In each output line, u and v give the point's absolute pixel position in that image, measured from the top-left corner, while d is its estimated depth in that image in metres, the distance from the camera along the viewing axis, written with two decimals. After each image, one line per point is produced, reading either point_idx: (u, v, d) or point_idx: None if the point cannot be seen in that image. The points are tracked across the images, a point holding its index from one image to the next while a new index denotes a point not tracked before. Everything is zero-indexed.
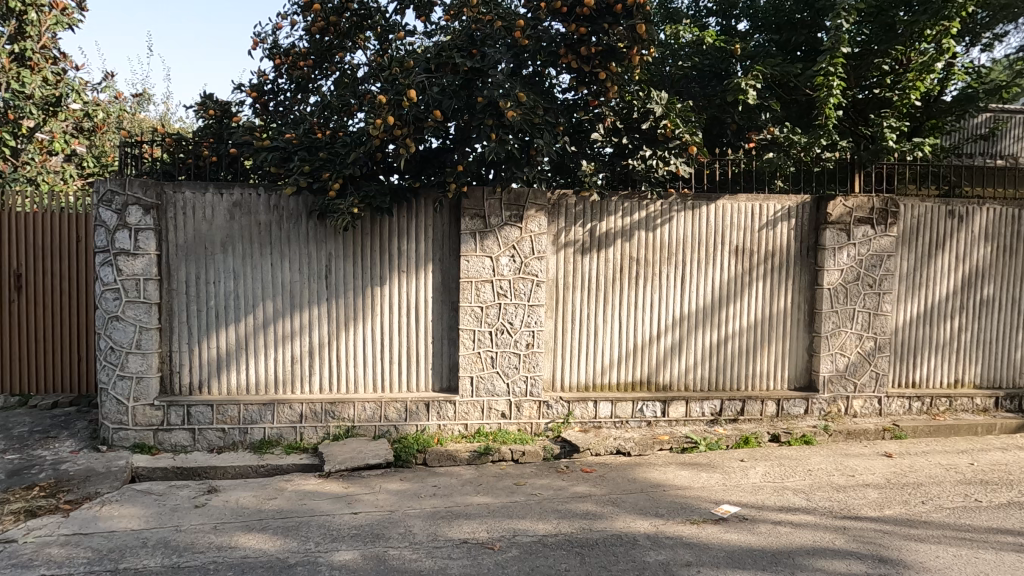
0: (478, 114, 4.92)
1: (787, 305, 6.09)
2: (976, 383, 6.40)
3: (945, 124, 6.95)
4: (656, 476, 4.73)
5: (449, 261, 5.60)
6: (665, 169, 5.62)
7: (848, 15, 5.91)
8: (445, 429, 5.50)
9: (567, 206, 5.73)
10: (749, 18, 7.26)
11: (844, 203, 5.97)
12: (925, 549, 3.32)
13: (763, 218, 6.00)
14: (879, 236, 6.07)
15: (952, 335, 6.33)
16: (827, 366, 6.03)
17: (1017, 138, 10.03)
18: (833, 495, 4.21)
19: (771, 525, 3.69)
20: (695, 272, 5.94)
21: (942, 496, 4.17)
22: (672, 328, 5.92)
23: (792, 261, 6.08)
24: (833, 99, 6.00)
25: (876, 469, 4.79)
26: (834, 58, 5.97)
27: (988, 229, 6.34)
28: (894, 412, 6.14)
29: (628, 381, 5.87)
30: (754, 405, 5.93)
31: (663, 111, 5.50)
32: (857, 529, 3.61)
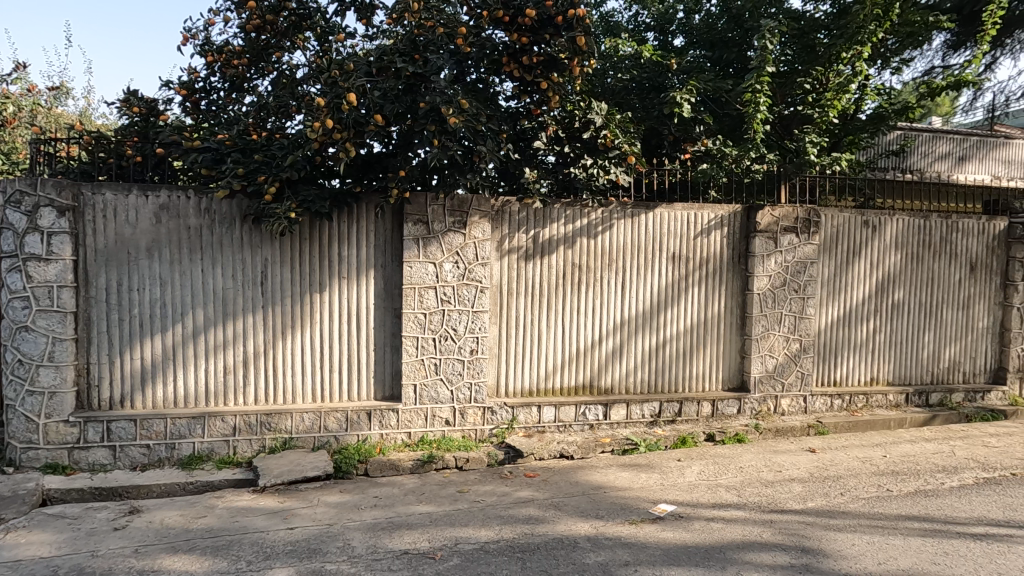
0: (421, 119, 4.90)
1: (720, 309, 6.37)
2: (889, 381, 6.90)
3: (861, 140, 7.45)
4: (597, 478, 4.82)
5: (391, 267, 5.52)
6: (605, 177, 5.77)
7: (772, 37, 6.30)
8: (387, 438, 5.40)
9: (511, 213, 5.77)
10: (685, 35, 7.65)
11: (772, 213, 6.32)
12: (842, 538, 3.54)
13: (698, 226, 6.26)
14: (803, 244, 6.46)
15: (869, 336, 6.81)
16: (758, 367, 6.34)
17: (925, 154, 10.94)
18: (762, 490, 4.42)
19: (704, 522, 3.84)
20: (635, 278, 6.11)
21: (858, 487, 4.46)
22: (614, 333, 6.07)
23: (725, 267, 6.37)
24: (760, 115, 6.32)
25: (801, 464, 5.08)
26: (761, 76, 6.33)
27: (899, 238, 6.86)
28: (818, 409, 6.54)
29: (571, 386, 5.97)
30: (691, 406, 6.15)
31: (603, 121, 5.63)
32: (783, 522, 3.80)
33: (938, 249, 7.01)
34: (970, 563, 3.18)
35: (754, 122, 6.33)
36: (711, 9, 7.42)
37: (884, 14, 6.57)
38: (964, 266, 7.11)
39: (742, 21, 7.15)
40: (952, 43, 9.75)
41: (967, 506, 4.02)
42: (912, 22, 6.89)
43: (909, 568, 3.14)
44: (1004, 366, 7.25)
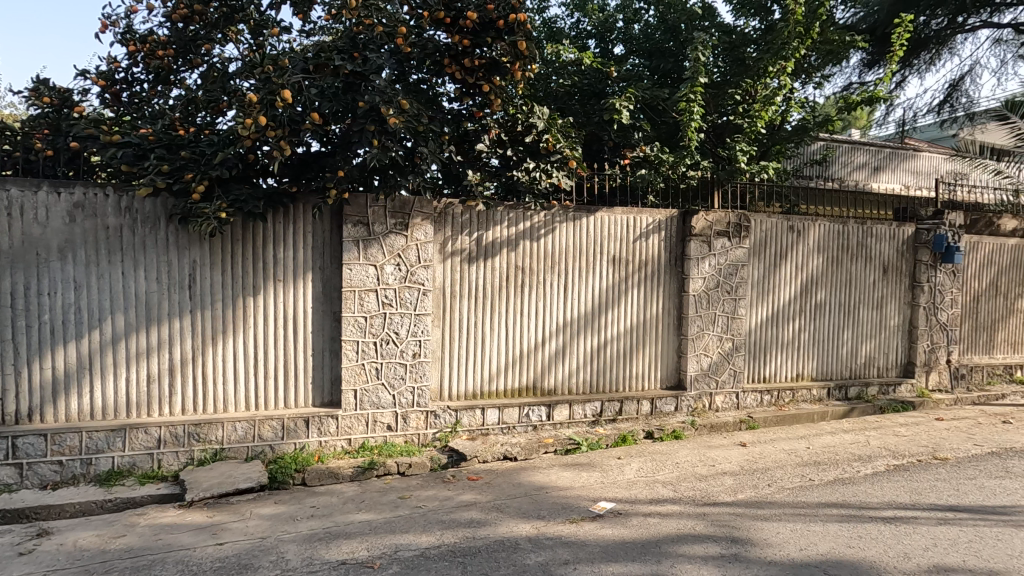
0: (360, 119, 4.79)
1: (658, 311, 6.58)
2: (813, 376, 7.34)
3: (788, 149, 7.89)
4: (540, 478, 4.87)
5: (330, 269, 5.37)
6: (547, 181, 5.88)
7: (704, 50, 6.61)
8: (326, 445, 5.25)
9: (453, 215, 5.74)
10: (624, 43, 7.82)
11: (705, 217, 6.59)
12: (768, 527, 3.73)
13: (637, 230, 6.44)
14: (734, 247, 6.77)
15: (795, 334, 7.21)
16: (693, 366, 6.59)
17: (844, 164, 11.70)
18: (696, 485, 4.60)
19: (641, 517, 3.95)
20: (577, 281, 6.22)
21: (784, 478, 4.72)
22: (557, 335, 6.15)
23: (662, 269, 6.59)
24: (694, 124, 6.58)
25: (732, 458, 5.32)
26: (695, 86, 6.61)
27: (821, 243, 7.31)
28: (748, 405, 6.86)
29: (514, 388, 5.99)
30: (631, 405, 6.32)
31: (545, 126, 5.77)
32: (715, 514, 3.97)
33: (855, 252, 7.52)
34: (881, 544, 3.42)
35: (688, 130, 6.61)
36: (649, 19, 7.67)
37: (806, 32, 7.03)
38: (878, 268, 7.66)
39: (678, 33, 7.45)
40: (867, 61, 10.51)
41: (879, 491, 4.33)
42: (831, 41, 7.42)
43: (827, 552, 3.34)
44: (913, 361, 7.85)
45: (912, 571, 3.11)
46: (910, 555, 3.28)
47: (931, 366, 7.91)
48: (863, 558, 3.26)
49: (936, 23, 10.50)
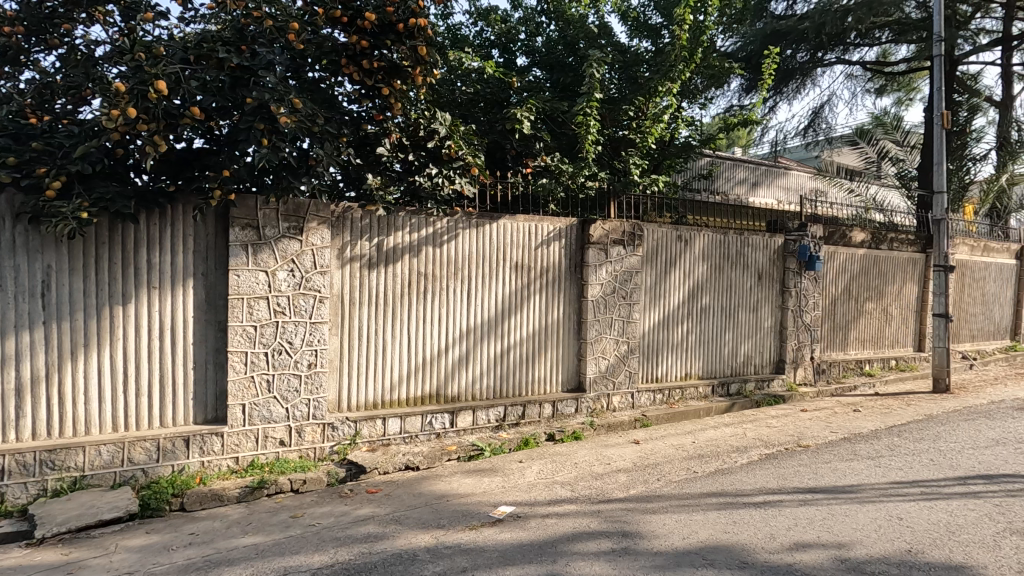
0: (248, 116, 4.50)
1: (559, 316, 6.79)
2: (700, 375, 7.91)
3: (678, 164, 8.40)
4: (441, 487, 4.83)
5: (215, 275, 5.00)
6: (450, 188, 5.90)
7: (598, 67, 6.97)
8: (210, 465, 4.85)
9: (353, 220, 5.56)
10: (527, 55, 8.05)
11: (603, 226, 6.89)
12: (656, 519, 3.96)
13: (538, 237, 6.60)
14: (629, 255, 7.13)
15: (683, 336, 7.74)
16: (592, 369, 6.87)
17: (727, 179, 12.79)
18: (592, 483, 4.78)
19: (540, 519, 4.04)
20: (480, 287, 6.26)
21: (671, 471, 5.03)
22: (460, 341, 6.15)
23: (563, 276, 6.81)
24: (591, 137, 6.88)
25: (627, 455, 5.59)
26: (591, 101, 6.92)
27: (705, 251, 7.91)
28: (643, 404, 7.25)
29: (417, 396, 5.90)
30: (533, 409, 6.44)
31: (447, 132, 5.77)
32: (608, 511, 4.15)
33: (735, 260, 8.23)
34: (752, 527, 3.74)
35: (585, 142, 6.90)
36: (550, 34, 7.94)
37: (691, 56, 7.57)
38: (753, 275, 8.43)
39: (577, 49, 7.77)
40: (745, 86, 11.56)
41: (753, 478, 4.75)
42: (713, 66, 8.07)
43: (706, 538, 3.60)
44: (784, 358, 8.71)
45: (777, 549, 3.43)
46: (775, 535, 3.62)
47: (798, 362, 8.82)
48: (736, 541, 3.55)
49: (800, 56, 11.78)
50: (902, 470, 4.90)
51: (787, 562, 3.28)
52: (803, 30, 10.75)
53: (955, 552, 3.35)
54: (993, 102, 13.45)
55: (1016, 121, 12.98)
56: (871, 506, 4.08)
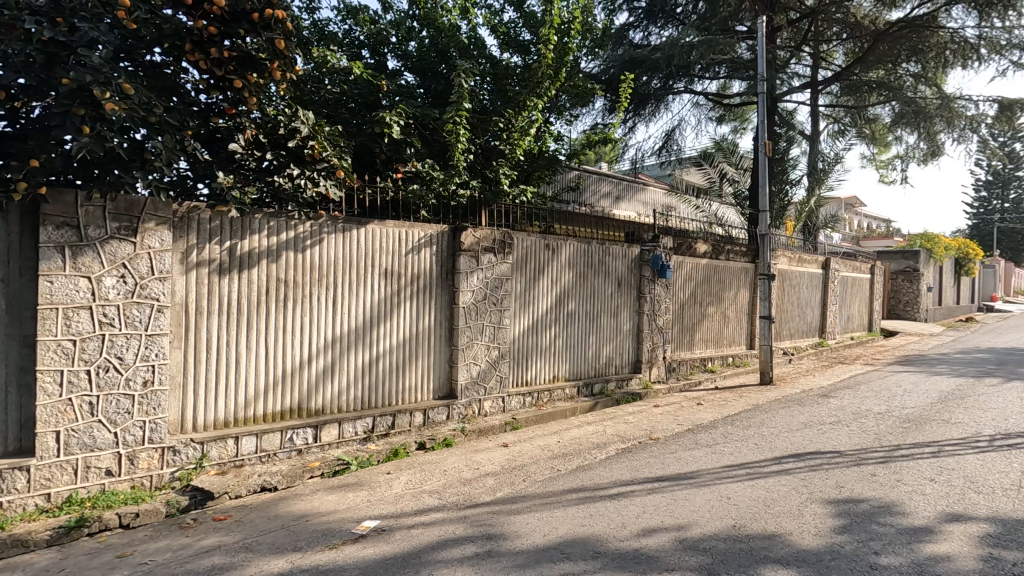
0: (63, 99, 3.92)
1: (430, 323, 6.76)
2: (566, 377, 8.34)
3: (545, 176, 8.75)
4: (301, 507, 4.55)
5: (20, 282, 4.27)
6: (314, 190, 5.66)
7: (466, 77, 7.05)
8: (11, 507, 4.09)
9: (200, 221, 5.05)
10: (398, 58, 8.00)
11: (473, 234, 6.97)
12: (520, 519, 4.09)
13: (409, 244, 6.52)
14: (499, 262, 7.30)
15: (551, 340, 8.10)
16: (463, 375, 6.92)
17: (594, 192, 13.69)
18: (460, 489, 4.80)
19: (405, 530, 3.97)
20: (346, 294, 6.02)
21: (536, 471, 5.23)
22: (324, 351, 5.85)
23: (434, 283, 6.79)
24: (461, 145, 6.95)
25: (495, 459, 5.70)
26: (460, 110, 6.99)
27: (571, 260, 8.36)
28: (513, 407, 7.45)
29: (275, 411, 5.51)
30: (404, 418, 6.31)
31: (310, 132, 5.56)
32: (474, 515, 4.20)
33: (597, 268, 8.79)
34: (606, 518, 4.01)
35: (455, 151, 6.97)
36: (423, 40, 7.93)
37: (556, 75, 7.98)
38: (614, 282, 9.07)
39: (448, 57, 7.85)
40: (608, 107, 12.45)
41: (609, 473, 5.09)
42: (578, 86, 8.56)
43: (565, 533, 3.79)
44: (640, 359, 9.46)
45: (627, 537, 3.71)
46: (626, 524, 3.91)
47: (653, 362, 9.65)
48: (592, 533, 3.78)
49: (654, 83, 13.04)
50: (732, 454, 5.56)
51: (634, 547, 3.55)
52: (656, 60, 11.87)
53: (770, 523, 3.87)
54: (805, 136, 15.88)
55: (821, 153, 15.43)
56: (706, 489, 4.57)
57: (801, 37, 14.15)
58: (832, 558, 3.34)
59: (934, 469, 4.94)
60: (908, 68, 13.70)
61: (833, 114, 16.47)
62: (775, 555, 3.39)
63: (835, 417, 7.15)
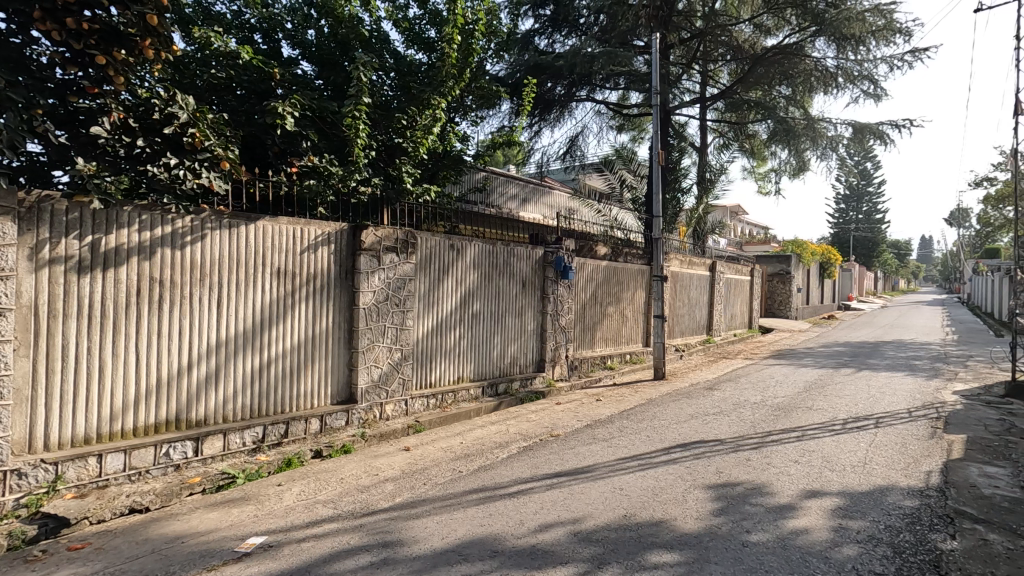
0: None
1: (328, 325, 6.47)
2: (470, 377, 8.33)
3: (450, 175, 8.63)
4: (177, 527, 4.15)
5: None
6: (195, 181, 5.18)
7: (366, 71, 6.83)
8: None
9: (54, 212, 4.43)
10: (293, 45, 7.60)
11: (375, 233, 6.75)
12: (419, 524, 4.02)
13: (304, 242, 6.19)
14: (401, 262, 7.14)
15: (456, 341, 8.06)
16: (364, 379, 6.68)
17: (501, 194, 13.87)
18: (357, 497, 4.63)
19: (295, 544, 3.76)
20: (233, 296, 5.59)
21: (437, 474, 5.18)
22: (207, 356, 5.39)
23: (332, 283, 6.51)
24: (361, 142, 6.69)
25: (395, 464, 5.57)
26: (359, 105, 6.75)
27: (475, 260, 8.36)
28: (416, 410, 7.31)
29: (149, 424, 4.97)
30: (298, 426, 5.98)
31: (189, 118, 5.20)
32: (371, 523, 4.06)
33: (502, 269, 8.87)
34: (505, 517, 4.05)
35: (355, 146, 6.71)
36: (322, 28, 7.58)
37: (460, 75, 7.98)
38: (518, 283, 9.21)
39: (349, 49, 7.57)
40: (515, 110, 12.65)
41: (510, 471, 5.15)
42: (483, 88, 8.63)
43: (464, 535, 3.77)
44: (544, 358, 9.67)
45: (524, 534, 3.77)
46: (524, 521, 3.97)
47: (555, 361, 9.91)
48: (491, 533, 3.80)
49: (558, 90, 13.44)
50: (626, 447, 5.85)
51: (531, 544, 3.61)
52: (559, 67, 12.25)
53: (657, 510, 4.10)
54: (695, 148, 17.11)
55: (709, 164, 16.69)
56: (601, 482, 4.77)
57: (692, 56, 15.27)
58: (710, 539, 3.60)
59: (798, 452, 5.50)
60: (781, 91, 15.13)
61: (719, 129, 17.87)
62: (661, 541, 3.60)
63: (717, 408, 7.76)
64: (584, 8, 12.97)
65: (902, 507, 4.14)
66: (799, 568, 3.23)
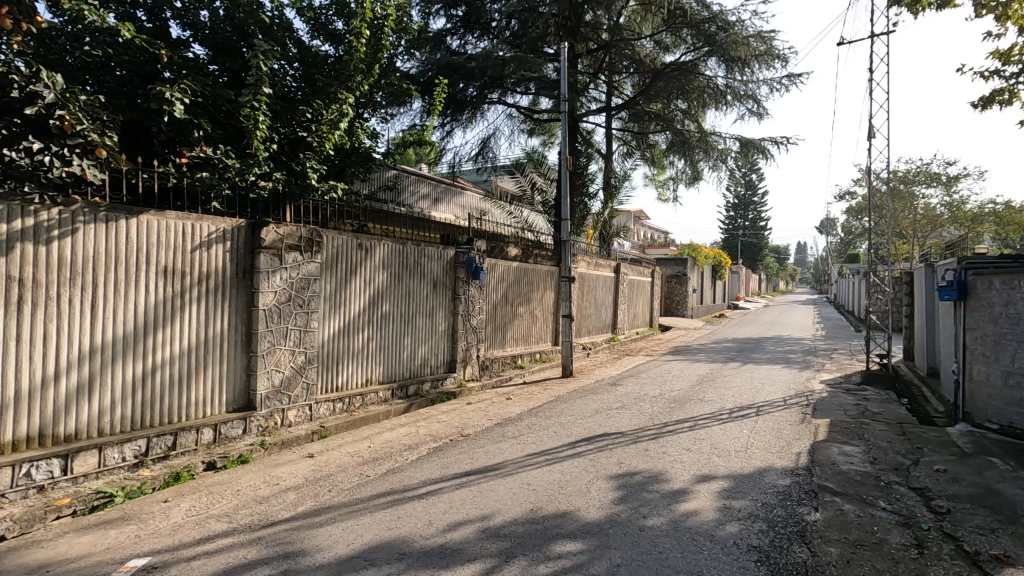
0: None
1: (223, 327, 6.05)
2: (380, 379, 8.16)
3: (359, 172, 8.41)
4: (40, 555, 3.71)
5: None
6: (64, 169, 4.65)
7: (267, 60, 6.45)
8: None
9: None
10: (184, 25, 7.07)
11: (276, 230, 6.41)
12: (323, 531, 3.89)
13: (196, 239, 5.75)
14: (306, 261, 6.84)
15: (364, 343, 7.84)
16: (264, 384, 6.32)
17: (412, 193, 13.72)
18: (255, 509, 4.39)
19: (183, 564, 3.50)
20: (112, 297, 5.06)
21: (343, 479, 5.04)
22: (79, 364, 4.82)
23: (227, 283, 6.10)
24: (260, 134, 6.32)
25: (298, 471, 5.33)
26: (258, 95, 6.36)
27: (385, 260, 8.19)
28: (321, 415, 7.04)
29: (6, 442, 4.35)
30: (188, 437, 5.52)
31: (57, 99, 4.64)
32: (270, 535, 3.87)
33: (412, 269, 8.76)
34: (414, 519, 4.02)
35: (254, 139, 6.33)
36: (216, 10, 7.08)
37: (369, 70, 7.77)
38: (429, 283, 9.13)
39: (247, 34, 7.12)
40: (426, 109, 12.53)
41: (419, 473, 5.11)
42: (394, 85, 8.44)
43: (370, 539, 3.71)
44: (455, 358, 9.68)
45: (432, 534, 3.76)
46: (433, 521, 3.97)
47: (467, 361, 9.94)
48: (398, 535, 3.76)
49: (470, 91, 13.47)
50: (534, 443, 6.01)
51: (439, 543, 3.62)
52: (471, 69, 12.30)
53: (563, 502, 4.26)
54: (602, 155, 17.86)
55: (614, 171, 17.50)
56: (510, 478, 4.87)
57: (598, 66, 15.93)
58: (611, 526, 3.81)
59: (690, 440, 5.95)
60: (678, 105, 16.21)
61: (623, 137, 18.79)
62: (565, 531, 3.75)
63: (620, 402, 8.18)
64: (495, 12, 13.14)
65: (776, 485, 4.62)
66: (689, 546, 3.51)
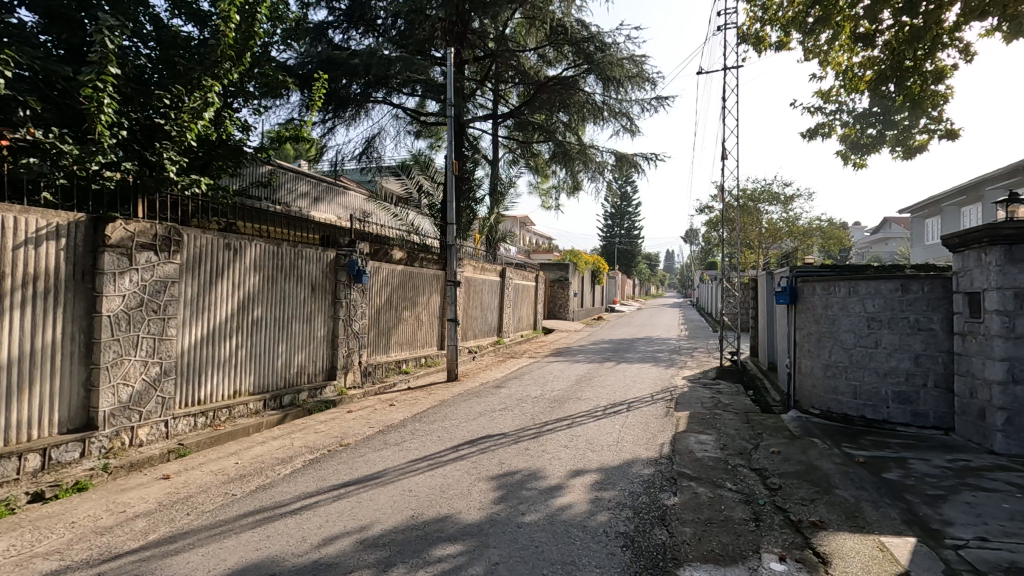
0: None
1: (56, 337, 5.25)
2: (250, 391, 7.58)
3: (227, 166, 7.79)
4: None
5: None
6: None
7: (113, 36, 5.73)
8: None
9: None
10: None
11: (125, 227, 5.73)
12: (180, 559, 3.55)
13: (21, 234, 4.95)
14: (161, 262, 6.18)
15: (232, 351, 7.25)
16: (107, 400, 5.58)
17: (288, 190, 12.95)
18: (95, 542, 3.88)
19: None
20: None
21: (205, 501, 4.63)
22: None
23: (62, 286, 5.31)
24: (105, 119, 5.60)
25: (150, 496, 4.80)
26: (104, 75, 5.63)
27: (256, 262, 7.64)
28: (179, 432, 6.39)
29: None
30: (7, 465, 4.70)
31: None
32: (113, 570, 3.45)
33: (288, 272, 8.26)
34: (285, 536, 3.81)
35: (98, 124, 5.59)
36: None
37: (239, 58, 7.22)
38: (307, 287, 8.67)
39: (90, 6, 6.30)
40: (305, 102, 11.91)
41: (292, 488, 4.84)
42: (268, 75, 7.92)
43: (235, 563, 3.44)
44: (335, 365, 9.26)
45: (305, 551, 3.59)
46: (307, 537, 3.79)
47: (348, 368, 9.56)
48: (267, 555, 3.53)
49: (353, 88, 13.04)
50: (416, 449, 5.95)
51: (313, 560, 3.46)
52: (354, 65, 11.79)
53: (443, 507, 4.27)
54: (488, 160, 18.13)
55: (499, 177, 17.86)
56: (390, 486, 4.78)
57: (485, 73, 16.23)
58: (490, 526, 3.90)
59: (567, 438, 6.25)
60: (560, 117, 16.89)
61: (508, 145, 19.25)
62: (445, 535, 3.77)
63: (503, 404, 8.35)
64: (381, 10, 12.86)
65: (642, 475, 5.01)
66: (563, 538, 3.69)
